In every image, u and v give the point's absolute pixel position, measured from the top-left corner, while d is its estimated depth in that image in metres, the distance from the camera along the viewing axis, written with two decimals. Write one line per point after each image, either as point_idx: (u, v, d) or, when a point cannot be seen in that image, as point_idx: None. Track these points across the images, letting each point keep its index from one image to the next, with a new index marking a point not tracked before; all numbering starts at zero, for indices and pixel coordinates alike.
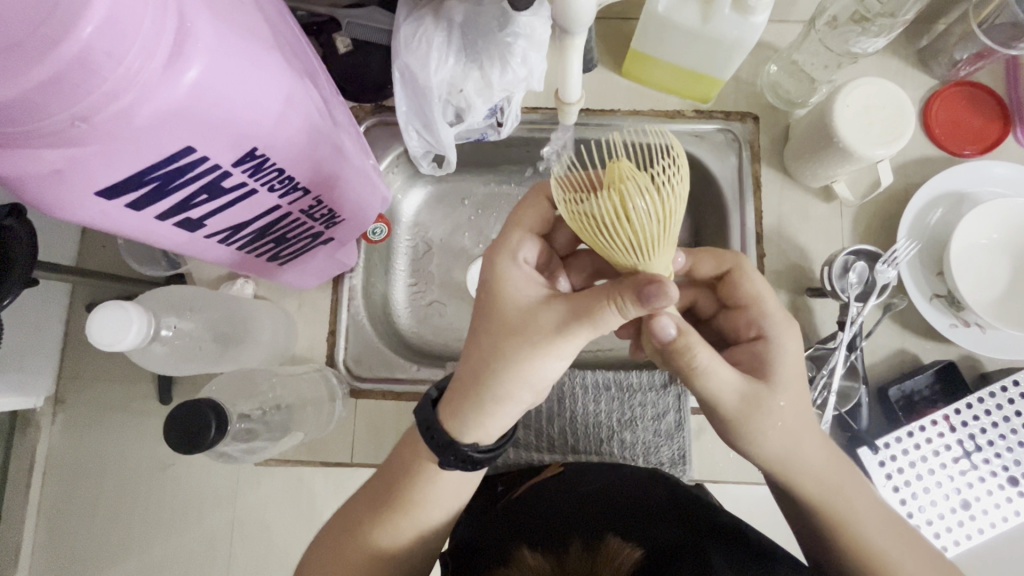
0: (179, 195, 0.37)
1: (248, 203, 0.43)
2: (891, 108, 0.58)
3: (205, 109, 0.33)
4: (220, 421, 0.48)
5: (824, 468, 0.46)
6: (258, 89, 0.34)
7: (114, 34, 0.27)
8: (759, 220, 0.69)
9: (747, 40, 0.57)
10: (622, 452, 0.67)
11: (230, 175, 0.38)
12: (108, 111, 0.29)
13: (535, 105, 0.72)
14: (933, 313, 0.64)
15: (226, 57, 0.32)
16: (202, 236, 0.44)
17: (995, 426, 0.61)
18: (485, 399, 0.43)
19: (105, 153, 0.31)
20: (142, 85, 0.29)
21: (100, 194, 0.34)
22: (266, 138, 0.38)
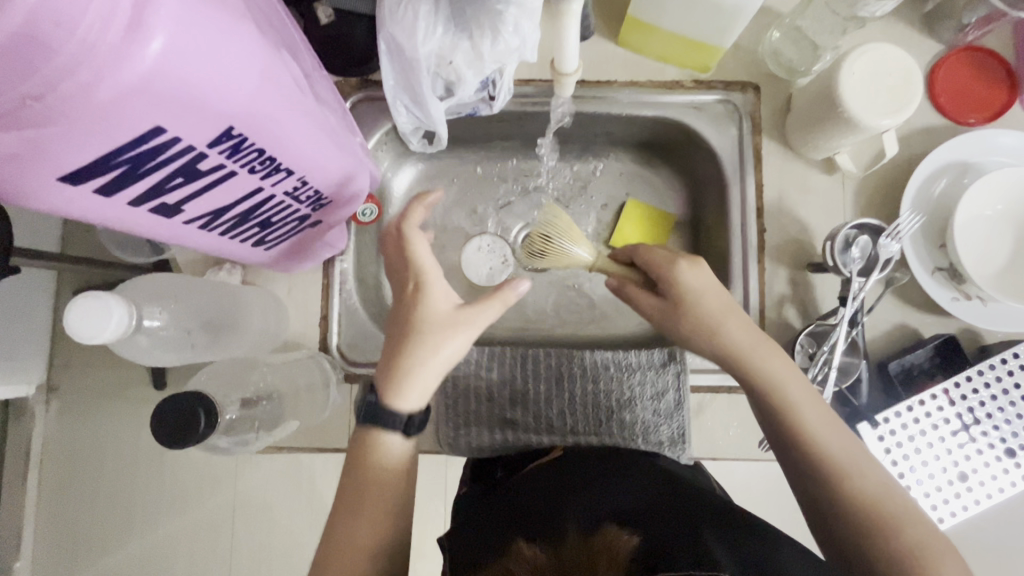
0: (152, 179, 0.35)
1: (228, 186, 0.40)
2: (898, 76, 0.55)
3: (174, 85, 0.30)
4: (209, 412, 0.46)
5: (789, 390, 0.52)
6: (231, 61, 0.32)
7: (63, 3, 0.24)
8: (759, 195, 0.68)
9: (750, 7, 0.54)
10: (621, 432, 0.64)
11: (207, 156, 0.36)
12: (64, 87, 0.27)
13: (528, 77, 0.69)
14: (934, 286, 0.64)
15: (193, 27, 0.29)
16: (181, 222, 0.41)
17: (993, 398, 0.61)
18: (435, 359, 0.50)
19: (66, 136, 0.29)
20: (102, 60, 0.27)
21: (66, 179, 0.31)
22: (244, 117, 0.35)
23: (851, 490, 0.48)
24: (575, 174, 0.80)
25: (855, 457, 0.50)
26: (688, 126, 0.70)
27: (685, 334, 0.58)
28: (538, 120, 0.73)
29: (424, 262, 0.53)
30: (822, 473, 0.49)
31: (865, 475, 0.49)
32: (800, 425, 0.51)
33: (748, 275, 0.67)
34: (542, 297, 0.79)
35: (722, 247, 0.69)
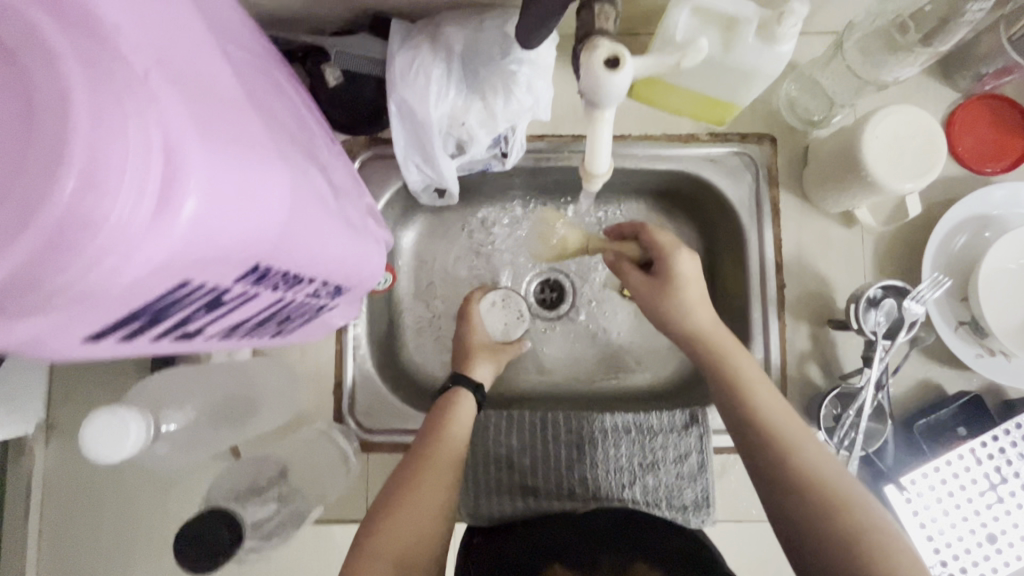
0: (178, 316, 0.30)
1: (252, 305, 0.35)
2: (923, 138, 0.55)
3: (211, 242, 0.26)
4: (234, 530, 0.45)
5: (772, 409, 0.49)
6: (260, 200, 0.28)
7: (99, 178, 0.21)
8: (778, 249, 0.67)
9: (767, 71, 0.54)
10: (644, 497, 0.64)
11: (232, 289, 0.31)
12: (97, 273, 0.22)
13: (541, 133, 0.68)
14: (958, 342, 0.63)
15: (225, 178, 0.25)
16: (201, 342, 0.36)
17: (1019, 457, 0.60)
18: (490, 350, 0.70)
19: (96, 314, 0.24)
20: (132, 239, 0.22)
21: (88, 339, 0.26)
22: (275, 249, 0.31)
23: (796, 469, 0.46)
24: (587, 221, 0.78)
25: (809, 445, 0.47)
26: (704, 179, 0.68)
27: (670, 324, 0.55)
28: (550, 173, 0.72)
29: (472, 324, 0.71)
30: (812, 496, 0.45)
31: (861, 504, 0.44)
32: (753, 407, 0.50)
33: (769, 332, 0.66)
34: (557, 349, 0.77)
35: (742, 301, 0.68)
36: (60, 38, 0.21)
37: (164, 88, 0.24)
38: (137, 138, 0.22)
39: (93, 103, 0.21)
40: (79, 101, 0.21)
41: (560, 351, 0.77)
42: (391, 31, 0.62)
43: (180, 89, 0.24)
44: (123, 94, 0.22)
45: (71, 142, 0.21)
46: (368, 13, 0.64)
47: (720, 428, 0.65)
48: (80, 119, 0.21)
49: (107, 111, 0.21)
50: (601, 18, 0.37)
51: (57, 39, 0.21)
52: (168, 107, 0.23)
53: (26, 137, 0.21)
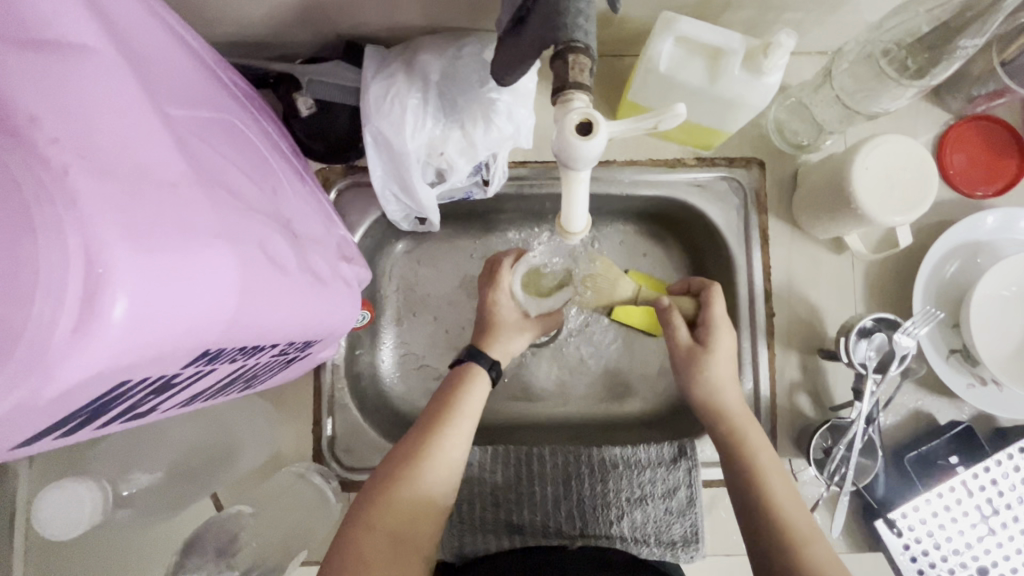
0: (122, 407, 0.28)
1: (208, 379, 0.33)
2: (914, 169, 0.53)
3: (146, 347, 0.24)
4: None
5: (786, 489, 0.50)
6: (207, 291, 0.26)
7: (9, 297, 0.20)
8: (767, 276, 0.66)
9: (755, 101, 0.52)
10: (633, 533, 0.62)
11: (181, 374, 0.29)
12: (17, 399, 0.21)
13: (523, 159, 0.66)
14: (950, 372, 0.62)
15: (161, 280, 0.23)
16: (156, 415, 0.34)
17: (1012, 488, 0.59)
18: (512, 326, 0.65)
19: (21, 429, 0.22)
20: (53, 354, 0.20)
21: (19, 444, 0.24)
22: (229, 334, 0.29)
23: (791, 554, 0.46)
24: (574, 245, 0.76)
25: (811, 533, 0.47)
26: (692, 205, 0.67)
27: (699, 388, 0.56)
28: (535, 199, 0.70)
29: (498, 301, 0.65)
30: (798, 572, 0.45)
31: None
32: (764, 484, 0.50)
33: (759, 362, 0.64)
34: (544, 376, 0.75)
35: (731, 329, 0.67)
36: None
37: (85, 182, 0.22)
38: (52, 245, 0.20)
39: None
40: None
41: (548, 378, 0.75)
42: (364, 58, 0.60)
43: (106, 179, 0.22)
44: (36, 197, 0.20)
45: None
46: (341, 39, 0.61)
47: (708, 460, 0.64)
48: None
49: (16, 222, 0.20)
50: (575, 69, 0.34)
51: None
52: (88, 204, 0.21)
53: None
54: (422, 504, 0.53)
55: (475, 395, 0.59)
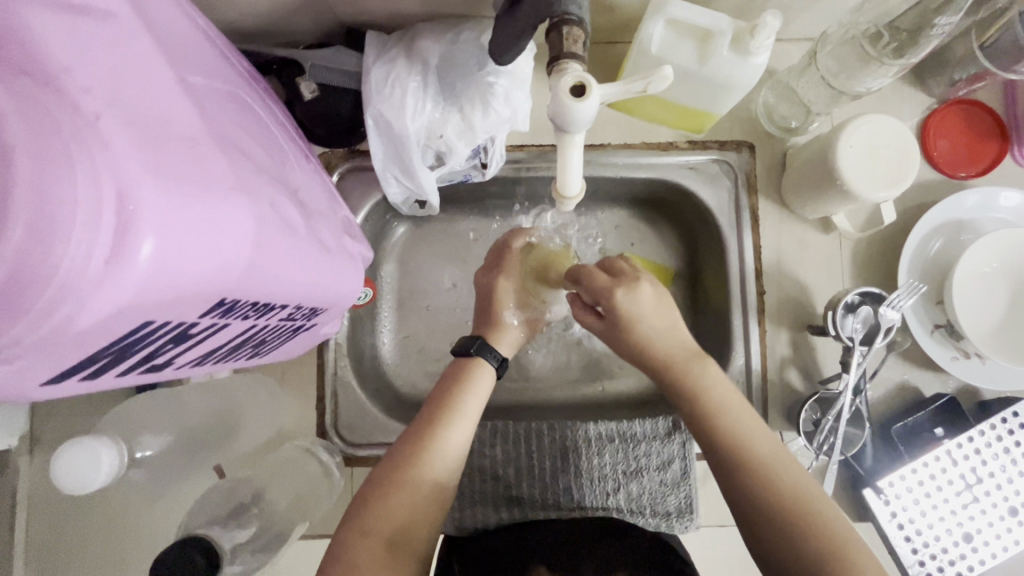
0: (142, 353, 0.30)
1: (222, 335, 0.35)
2: (896, 147, 0.55)
3: (165, 287, 0.25)
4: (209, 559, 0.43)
5: (741, 428, 0.48)
6: (221, 240, 0.27)
7: (44, 231, 0.21)
8: (758, 255, 0.68)
9: (743, 82, 0.54)
10: (629, 505, 0.64)
11: (199, 323, 0.31)
12: (47, 325, 0.22)
13: (520, 143, 0.68)
14: (934, 346, 0.64)
15: (182, 223, 0.25)
16: (170, 370, 0.36)
17: (995, 457, 0.61)
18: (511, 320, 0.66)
19: (49, 360, 0.24)
20: (85, 286, 0.22)
21: (49, 381, 0.26)
22: (240, 284, 0.30)
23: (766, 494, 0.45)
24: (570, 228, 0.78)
25: (783, 470, 0.46)
26: (685, 187, 0.68)
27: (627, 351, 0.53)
28: (532, 182, 0.72)
29: (501, 289, 0.66)
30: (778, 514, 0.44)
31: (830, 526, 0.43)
32: (719, 425, 0.49)
33: (750, 338, 0.66)
34: (541, 357, 0.77)
35: (723, 308, 0.69)
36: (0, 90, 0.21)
37: (115, 131, 0.23)
38: (86, 186, 0.22)
39: (37, 155, 0.21)
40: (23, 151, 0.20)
41: (545, 359, 0.77)
42: (365, 44, 0.62)
43: (132, 129, 0.24)
44: (71, 139, 0.22)
45: (18, 193, 0.21)
46: (343, 25, 0.63)
47: None
48: (23, 173, 0.21)
49: (52, 160, 0.21)
50: (570, 39, 0.37)
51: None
52: (119, 149, 0.23)
53: None
54: (420, 502, 0.52)
55: (474, 399, 0.59)
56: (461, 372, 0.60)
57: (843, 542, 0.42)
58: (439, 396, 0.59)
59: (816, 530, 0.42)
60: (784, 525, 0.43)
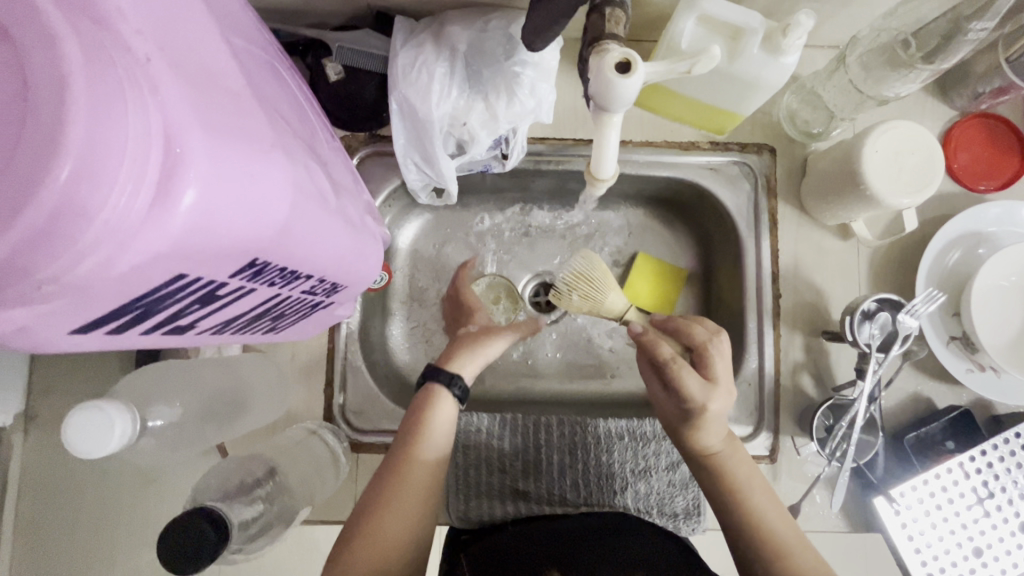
0: (171, 309, 0.29)
1: (247, 300, 0.34)
2: (921, 152, 0.55)
3: (205, 238, 0.25)
4: (220, 533, 0.41)
5: (736, 465, 0.57)
6: (259, 198, 0.27)
7: (93, 171, 0.20)
8: (775, 259, 0.67)
9: (775, 80, 0.54)
10: (636, 504, 0.63)
11: (228, 283, 0.30)
12: (85, 267, 0.21)
13: (542, 135, 0.68)
14: (950, 357, 0.63)
15: (227, 175, 0.24)
16: (192, 335, 0.35)
17: (1006, 471, 0.60)
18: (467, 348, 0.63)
19: (84, 304, 0.23)
20: (129, 227, 0.22)
21: (79, 331, 0.25)
22: (272, 245, 0.30)
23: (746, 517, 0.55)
24: (584, 225, 0.78)
25: (763, 498, 0.56)
26: (704, 187, 0.68)
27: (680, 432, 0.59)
28: (550, 176, 0.71)
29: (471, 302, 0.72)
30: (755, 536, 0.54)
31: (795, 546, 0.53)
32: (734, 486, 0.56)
33: (764, 341, 0.66)
34: (550, 353, 0.76)
35: (738, 311, 0.68)
36: (57, 16, 0.20)
37: (164, 75, 0.23)
38: (136, 125, 0.21)
39: (92, 90, 0.20)
40: (79, 83, 0.20)
41: (555, 355, 0.76)
42: (393, 27, 0.61)
43: (180, 73, 0.24)
44: (124, 77, 0.21)
45: (70, 129, 0.20)
46: (372, 9, 0.63)
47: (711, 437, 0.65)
48: (77, 108, 0.20)
49: (105, 95, 0.20)
50: (611, 21, 0.40)
51: (53, 14, 0.20)
52: (168, 92, 0.23)
53: (22, 120, 0.20)
54: (413, 517, 0.52)
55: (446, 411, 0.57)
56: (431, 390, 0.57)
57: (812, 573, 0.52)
58: (413, 413, 0.57)
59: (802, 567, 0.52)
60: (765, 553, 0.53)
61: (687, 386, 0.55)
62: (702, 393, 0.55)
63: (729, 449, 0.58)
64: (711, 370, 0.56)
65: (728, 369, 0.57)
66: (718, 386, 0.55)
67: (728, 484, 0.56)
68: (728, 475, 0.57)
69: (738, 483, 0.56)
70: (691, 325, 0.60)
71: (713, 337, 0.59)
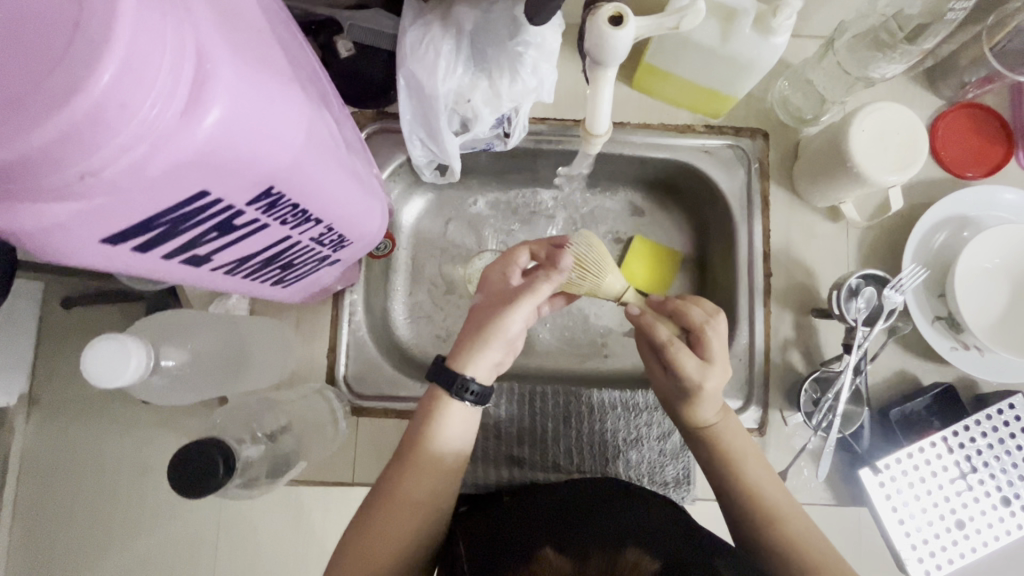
0: (191, 234, 0.32)
1: (260, 237, 0.37)
2: (905, 131, 0.57)
3: (226, 154, 0.27)
4: (229, 459, 0.43)
5: (733, 436, 0.58)
6: (276, 125, 0.29)
7: (134, 76, 0.22)
8: (767, 239, 0.70)
9: (767, 60, 0.56)
10: (627, 472, 0.65)
11: (244, 212, 0.33)
12: (121, 164, 0.24)
13: (543, 116, 0.70)
14: (935, 335, 0.65)
15: (248, 96, 0.27)
16: (207, 270, 0.38)
17: (990, 447, 0.62)
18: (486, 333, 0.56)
19: (116, 206, 0.25)
20: (160, 131, 0.24)
21: (106, 241, 0.28)
22: (285, 176, 0.32)
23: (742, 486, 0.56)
24: (582, 207, 0.80)
25: (759, 468, 0.57)
26: (699, 168, 0.71)
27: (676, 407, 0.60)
28: (550, 156, 0.74)
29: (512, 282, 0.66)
30: (747, 501, 0.56)
31: (790, 515, 0.55)
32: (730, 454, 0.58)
33: (755, 318, 0.68)
34: (547, 331, 0.78)
35: (730, 289, 0.70)
36: None
37: (195, 1, 0.25)
38: (171, 39, 0.23)
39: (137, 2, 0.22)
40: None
41: (551, 332, 0.78)
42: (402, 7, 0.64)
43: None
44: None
45: (116, 36, 0.21)
46: None
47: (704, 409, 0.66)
48: (122, 16, 0.21)
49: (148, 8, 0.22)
50: None
51: None
52: (198, 16, 0.25)
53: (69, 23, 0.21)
54: (419, 507, 0.53)
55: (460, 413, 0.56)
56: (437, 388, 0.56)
57: (805, 543, 0.53)
58: (421, 413, 0.56)
59: (795, 536, 0.53)
60: (760, 521, 0.55)
61: (682, 368, 0.56)
62: (697, 373, 0.56)
63: (722, 423, 0.59)
64: (706, 350, 0.57)
65: (724, 348, 0.58)
66: (713, 368, 0.56)
67: (724, 454, 0.57)
68: (724, 448, 0.58)
69: (734, 453, 0.57)
70: (693, 303, 0.60)
71: (712, 316, 0.58)
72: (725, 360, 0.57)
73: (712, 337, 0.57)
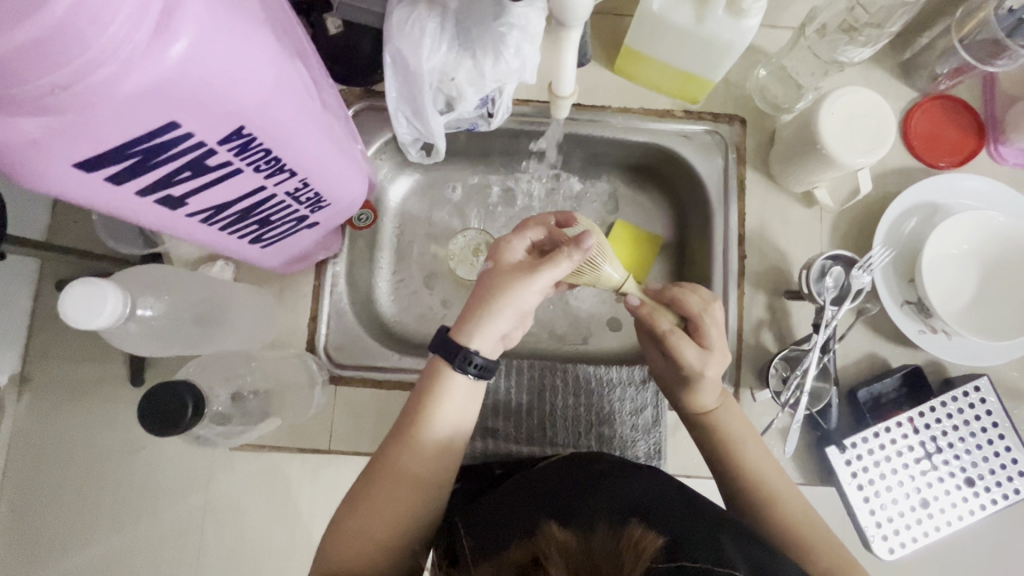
0: (163, 170, 0.34)
1: (233, 183, 0.39)
2: (872, 113, 0.59)
3: (192, 85, 0.29)
4: (197, 401, 0.45)
5: (728, 414, 0.59)
6: (245, 65, 0.31)
7: None
8: (742, 222, 0.71)
9: (740, 42, 0.58)
10: (599, 446, 0.66)
11: (215, 152, 0.35)
12: (91, 80, 0.26)
13: (527, 97, 0.72)
14: (903, 318, 0.66)
15: (215, 31, 0.28)
16: (184, 216, 0.40)
17: (955, 428, 0.63)
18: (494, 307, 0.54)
19: (87, 124, 0.28)
20: (124, 53, 0.26)
21: (79, 165, 0.30)
22: (256, 118, 0.34)
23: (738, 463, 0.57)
24: (566, 190, 0.82)
25: (755, 447, 0.58)
26: (678, 152, 0.72)
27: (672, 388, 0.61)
28: (534, 138, 0.75)
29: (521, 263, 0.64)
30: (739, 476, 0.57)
31: (784, 494, 0.56)
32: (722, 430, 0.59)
33: (728, 298, 0.69)
34: None
35: (706, 270, 0.72)
36: None
37: None
38: None
39: None
40: None
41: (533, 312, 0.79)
42: None
43: None
44: None
45: None
46: None
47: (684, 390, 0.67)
48: None
49: None
50: None
51: None
52: None
53: None
54: (411, 488, 0.53)
55: (456, 392, 0.55)
56: (435, 366, 0.55)
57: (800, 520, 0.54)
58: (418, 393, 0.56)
59: (789, 515, 0.54)
60: (751, 496, 0.56)
61: (682, 355, 0.57)
62: (698, 361, 0.56)
63: (723, 408, 0.60)
64: (704, 337, 0.57)
65: (722, 334, 0.58)
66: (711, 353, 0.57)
67: (720, 434, 0.58)
68: (717, 428, 0.59)
69: (728, 431, 0.58)
70: (692, 288, 0.60)
71: (708, 302, 0.58)
72: (723, 347, 0.57)
73: (710, 325, 0.57)
